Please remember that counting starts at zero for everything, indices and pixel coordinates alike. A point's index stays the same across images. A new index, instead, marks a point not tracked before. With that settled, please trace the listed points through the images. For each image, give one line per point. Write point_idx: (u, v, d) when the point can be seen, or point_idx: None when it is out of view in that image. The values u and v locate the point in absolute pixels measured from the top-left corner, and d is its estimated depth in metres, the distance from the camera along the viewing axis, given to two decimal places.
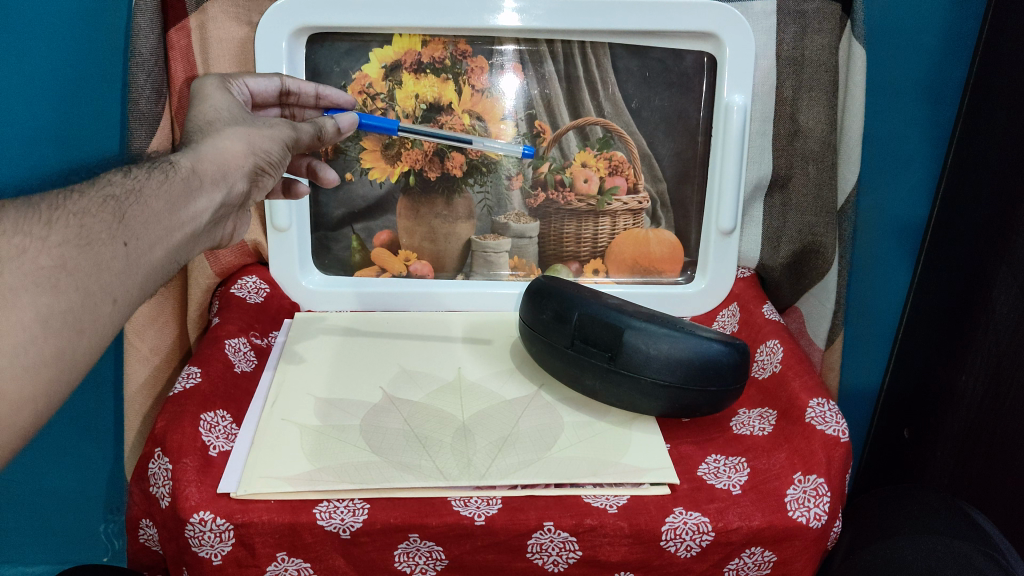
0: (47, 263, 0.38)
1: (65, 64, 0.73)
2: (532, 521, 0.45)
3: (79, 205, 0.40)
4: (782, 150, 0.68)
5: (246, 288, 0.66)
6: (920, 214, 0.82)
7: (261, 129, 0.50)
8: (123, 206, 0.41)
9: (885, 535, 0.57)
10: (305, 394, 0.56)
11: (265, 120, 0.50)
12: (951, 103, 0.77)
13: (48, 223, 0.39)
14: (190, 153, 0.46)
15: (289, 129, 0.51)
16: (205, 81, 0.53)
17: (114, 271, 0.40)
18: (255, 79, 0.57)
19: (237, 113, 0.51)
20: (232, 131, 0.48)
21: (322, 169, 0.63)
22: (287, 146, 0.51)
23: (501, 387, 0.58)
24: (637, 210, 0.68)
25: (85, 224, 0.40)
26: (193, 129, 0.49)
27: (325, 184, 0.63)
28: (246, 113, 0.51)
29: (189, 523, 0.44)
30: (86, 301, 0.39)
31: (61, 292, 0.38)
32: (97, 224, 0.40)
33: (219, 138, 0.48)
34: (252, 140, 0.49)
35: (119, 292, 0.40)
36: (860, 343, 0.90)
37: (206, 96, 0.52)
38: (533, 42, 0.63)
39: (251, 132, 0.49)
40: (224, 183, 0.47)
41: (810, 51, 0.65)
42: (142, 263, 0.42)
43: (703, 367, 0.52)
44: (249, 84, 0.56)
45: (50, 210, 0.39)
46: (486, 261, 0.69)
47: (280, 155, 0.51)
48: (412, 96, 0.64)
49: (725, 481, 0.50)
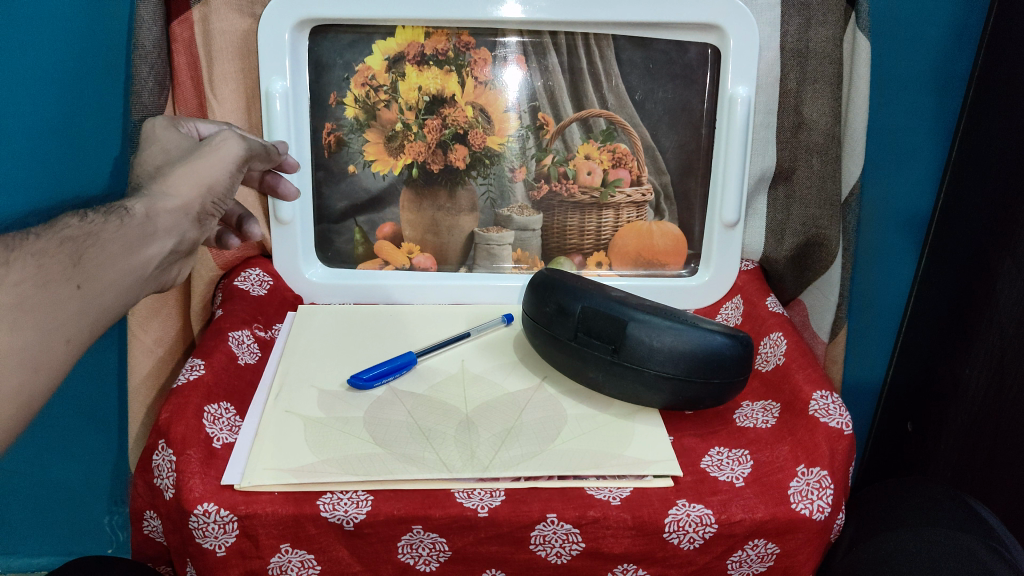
0: (5, 301, 0.38)
1: (69, 60, 0.73)
2: (535, 513, 0.46)
3: (36, 246, 0.40)
4: (786, 142, 0.68)
5: (250, 281, 0.66)
6: (925, 206, 0.82)
7: (208, 162, 0.47)
8: (80, 248, 0.41)
9: (889, 527, 0.57)
10: (308, 385, 0.56)
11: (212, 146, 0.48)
12: (957, 95, 0.76)
13: (5, 262, 0.39)
14: (147, 198, 0.45)
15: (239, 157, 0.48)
16: (154, 122, 0.52)
17: (69, 313, 0.40)
18: (205, 124, 0.56)
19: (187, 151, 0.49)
20: (178, 171, 0.46)
21: (280, 183, 0.61)
22: (236, 174, 0.48)
23: (504, 379, 0.58)
24: (641, 203, 0.67)
25: (43, 265, 0.40)
26: (144, 174, 0.47)
27: (287, 198, 0.61)
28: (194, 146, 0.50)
29: (193, 514, 0.45)
30: (44, 339, 0.39)
31: (19, 329, 0.38)
32: (54, 265, 0.40)
33: (167, 180, 0.45)
34: (201, 179, 0.46)
35: (72, 332, 0.41)
36: (865, 337, 0.89)
37: (154, 139, 0.50)
38: (536, 34, 0.63)
39: (198, 166, 0.46)
40: (179, 231, 0.46)
41: (815, 42, 0.64)
42: (95, 305, 0.42)
43: (707, 359, 0.51)
44: (200, 128, 0.55)
45: (9, 250, 0.39)
46: (489, 254, 0.69)
47: (229, 187, 0.48)
48: (415, 88, 0.64)
49: (728, 473, 0.50)
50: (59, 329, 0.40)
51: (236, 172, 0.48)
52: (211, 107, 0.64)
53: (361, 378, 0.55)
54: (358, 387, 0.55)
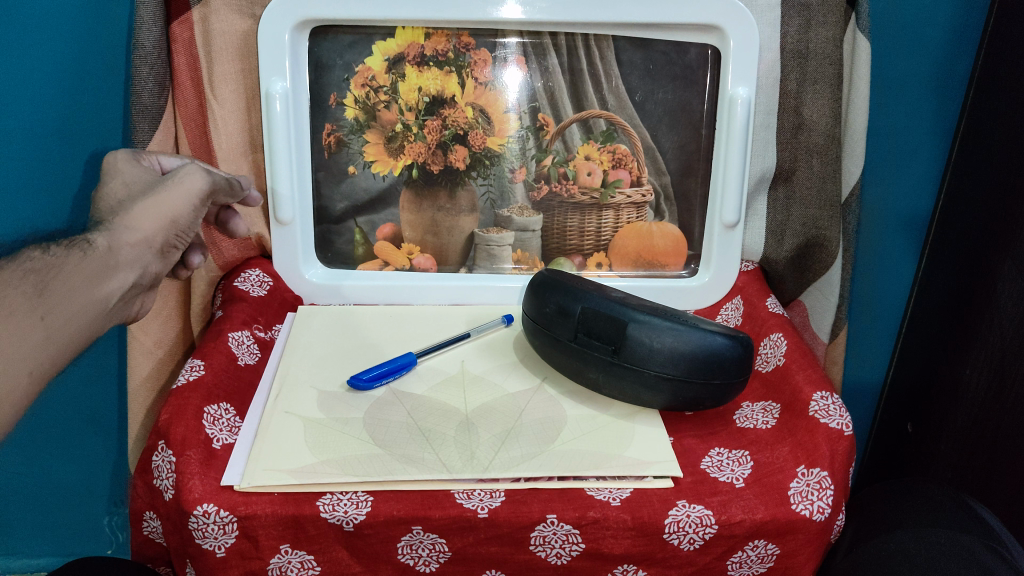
0: None
1: (68, 60, 0.74)
2: (534, 514, 0.45)
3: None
4: (786, 143, 0.68)
5: (249, 281, 0.65)
6: (925, 207, 0.82)
7: (171, 199, 0.50)
8: (43, 279, 0.42)
9: (889, 528, 0.57)
10: (308, 386, 0.56)
11: (175, 182, 0.51)
12: (957, 96, 0.76)
13: None
14: (110, 232, 0.47)
15: (200, 193, 0.52)
16: (115, 155, 0.54)
17: (34, 344, 0.40)
18: (168, 157, 0.58)
19: (146, 186, 0.52)
20: (142, 207, 0.49)
21: (233, 220, 0.62)
22: (197, 210, 0.52)
23: (504, 380, 0.58)
24: (641, 203, 0.67)
25: (6, 297, 0.40)
26: (104, 210, 0.50)
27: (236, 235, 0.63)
28: (154, 182, 0.53)
29: (193, 515, 0.45)
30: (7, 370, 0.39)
31: None
32: (17, 296, 0.40)
33: (131, 215, 0.48)
34: (164, 214, 0.50)
35: (37, 363, 0.40)
36: (866, 338, 0.89)
37: (117, 172, 0.53)
38: (536, 34, 0.63)
39: (162, 202, 0.50)
40: (141, 263, 0.48)
41: (816, 43, 0.64)
42: (61, 336, 0.42)
43: (707, 359, 0.51)
44: (161, 160, 0.57)
45: None
46: (489, 255, 0.69)
47: (190, 224, 0.52)
48: (415, 89, 0.64)
49: (728, 474, 0.50)
50: (24, 361, 0.40)
51: (197, 207, 0.52)
52: (212, 107, 0.64)
53: (361, 378, 0.55)
54: (358, 388, 0.55)
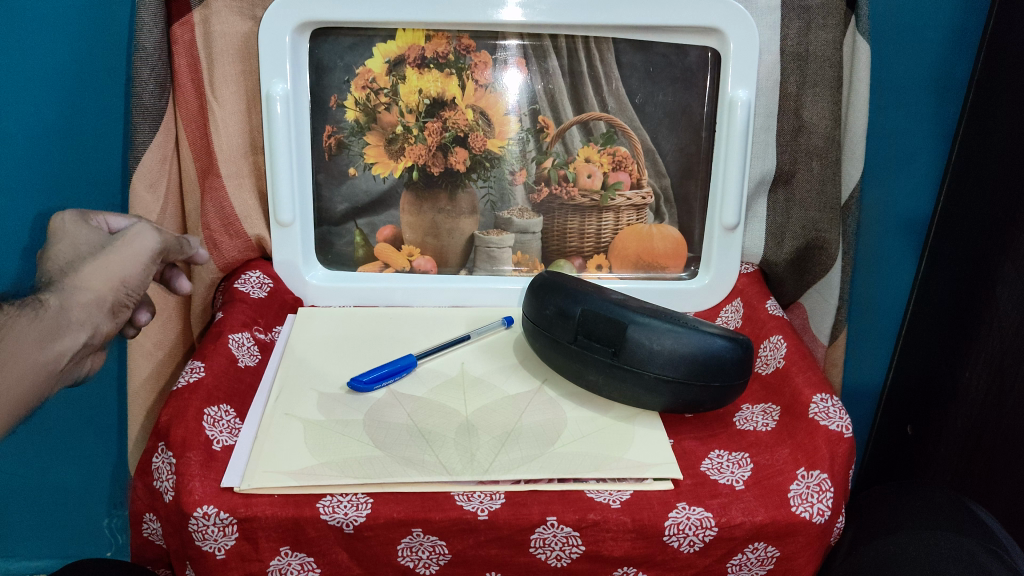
0: None
1: (68, 60, 0.74)
2: (534, 516, 0.46)
3: None
4: (786, 145, 0.68)
5: (250, 283, 0.65)
6: (925, 210, 0.82)
7: (123, 256, 0.48)
8: None
9: (889, 531, 0.57)
10: (308, 388, 0.56)
11: (125, 241, 0.48)
12: (957, 99, 0.77)
13: None
14: (60, 294, 0.45)
15: (150, 249, 0.49)
16: (60, 218, 0.50)
17: None
18: (115, 218, 0.54)
19: (97, 245, 0.49)
20: (93, 265, 0.47)
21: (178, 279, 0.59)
22: (151, 266, 0.49)
23: (504, 382, 0.58)
24: (641, 206, 0.67)
25: None
26: (57, 268, 0.47)
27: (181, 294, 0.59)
28: (105, 241, 0.50)
29: (193, 517, 0.45)
30: None
31: None
32: None
33: (81, 273, 0.46)
34: (115, 272, 0.47)
35: None
36: (866, 339, 0.89)
37: (63, 235, 0.49)
38: (536, 37, 0.63)
39: (114, 260, 0.47)
40: (90, 325, 0.46)
41: (816, 45, 0.65)
42: (6, 396, 0.42)
43: (707, 362, 0.52)
44: (110, 222, 0.53)
45: None
46: (489, 257, 0.69)
47: (144, 280, 0.49)
48: (416, 91, 0.64)
49: (728, 476, 0.50)
50: None
51: (151, 263, 0.49)
52: (212, 109, 0.64)
53: (361, 380, 0.55)
54: (358, 390, 0.55)
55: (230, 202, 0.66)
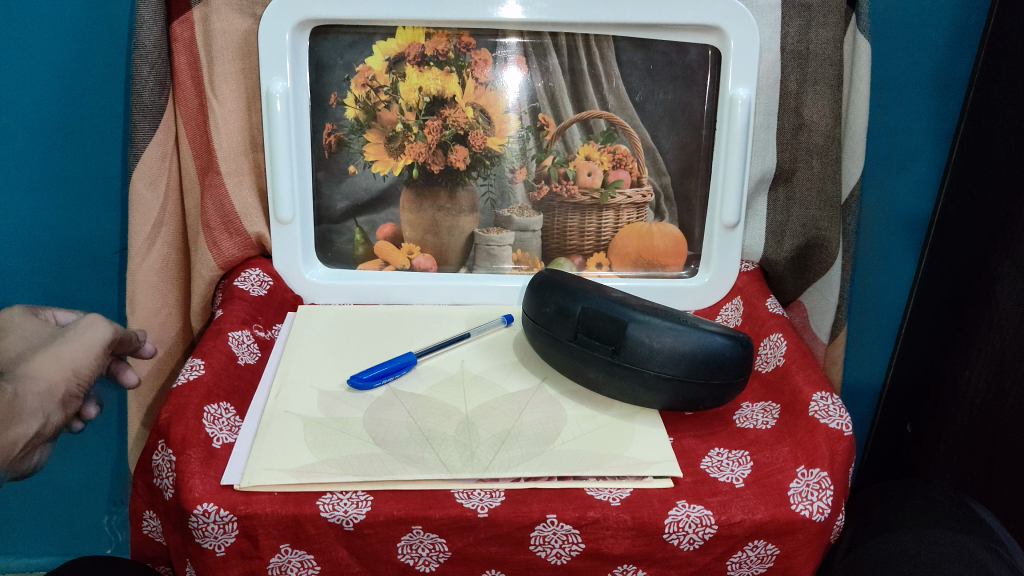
0: None
1: (68, 57, 0.74)
2: (535, 514, 0.46)
3: None
4: (786, 144, 0.68)
5: (250, 281, 0.65)
6: (925, 208, 0.82)
7: (76, 346, 0.52)
8: None
9: (889, 529, 0.57)
10: (308, 385, 0.56)
11: (79, 332, 0.53)
12: (957, 97, 0.77)
13: None
14: (14, 383, 0.48)
15: (103, 340, 0.54)
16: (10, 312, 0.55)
17: None
18: (65, 312, 0.58)
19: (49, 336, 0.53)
20: (48, 354, 0.51)
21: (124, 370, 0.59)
22: (102, 355, 0.54)
23: (504, 380, 0.58)
24: (641, 204, 0.67)
25: None
26: (10, 358, 0.51)
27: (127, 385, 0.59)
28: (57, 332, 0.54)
29: (193, 514, 0.45)
30: None
31: None
32: None
33: (37, 362, 0.50)
34: (69, 361, 0.51)
35: None
36: (866, 338, 0.89)
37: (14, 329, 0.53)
38: (537, 35, 0.63)
39: (68, 349, 0.51)
40: (42, 412, 0.49)
41: (816, 43, 0.65)
42: None
43: (707, 360, 0.51)
44: (59, 317, 0.58)
45: None
46: (489, 255, 0.69)
47: (96, 369, 0.53)
48: (416, 89, 0.64)
49: (728, 474, 0.50)
50: None
51: (102, 352, 0.54)
52: (212, 106, 0.64)
53: (361, 378, 0.55)
54: (357, 388, 0.55)
55: (230, 200, 0.66)
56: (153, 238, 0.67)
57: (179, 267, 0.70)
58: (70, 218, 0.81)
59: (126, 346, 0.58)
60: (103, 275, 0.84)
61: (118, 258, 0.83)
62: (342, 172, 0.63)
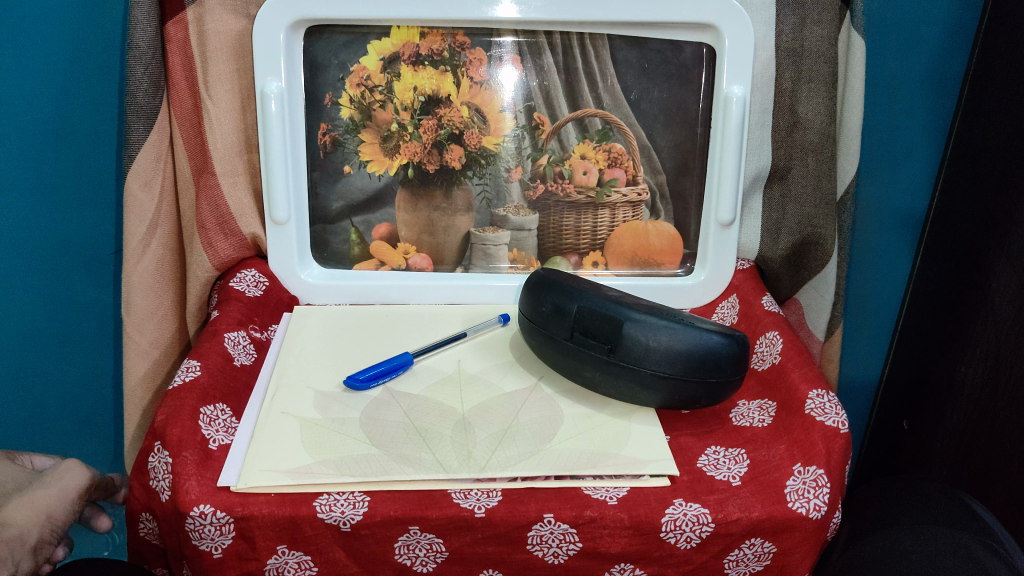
0: None
1: (64, 60, 0.74)
2: (532, 513, 0.46)
3: None
4: (782, 142, 0.67)
5: (246, 281, 0.65)
6: (920, 205, 0.82)
7: (49, 493, 0.51)
8: None
9: (886, 526, 0.57)
10: (305, 386, 0.56)
11: (54, 478, 0.53)
12: (952, 94, 0.77)
13: None
14: None
15: (76, 485, 0.53)
16: None
17: None
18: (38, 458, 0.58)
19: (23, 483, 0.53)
20: (19, 505, 0.50)
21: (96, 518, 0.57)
22: (76, 500, 0.53)
23: (501, 380, 0.58)
24: (637, 202, 0.67)
25: None
26: None
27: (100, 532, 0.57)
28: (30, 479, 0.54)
29: (190, 516, 0.45)
30: None
31: None
32: None
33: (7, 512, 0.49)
34: (40, 508, 0.50)
35: None
36: (861, 335, 0.89)
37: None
38: (532, 34, 0.63)
39: (39, 497, 0.51)
40: (10, 563, 0.48)
41: (810, 41, 0.65)
42: None
43: (703, 358, 0.52)
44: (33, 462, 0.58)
45: None
46: (485, 254, 0.69)
47: (66, 516, 0.52)
48: (411, 88, 0.64)
49: (725, 472, 0.50)
50: None
51: (76, 499, 0.53)
52: (207, 107, 0.64)
53: (356, 378, 0.55)
54: (354, 388, 0.55)
55: (226, 201, 0.66)
56: (148, 239, 0.67)
57: (175, 268, 0.70)
58: (64, 219, 0.81)
59: (98, 491, 0.57)
60: (100, 277, 0.84)
61: (114, 259, 0.83)
62: (347, 170, 0.65)
